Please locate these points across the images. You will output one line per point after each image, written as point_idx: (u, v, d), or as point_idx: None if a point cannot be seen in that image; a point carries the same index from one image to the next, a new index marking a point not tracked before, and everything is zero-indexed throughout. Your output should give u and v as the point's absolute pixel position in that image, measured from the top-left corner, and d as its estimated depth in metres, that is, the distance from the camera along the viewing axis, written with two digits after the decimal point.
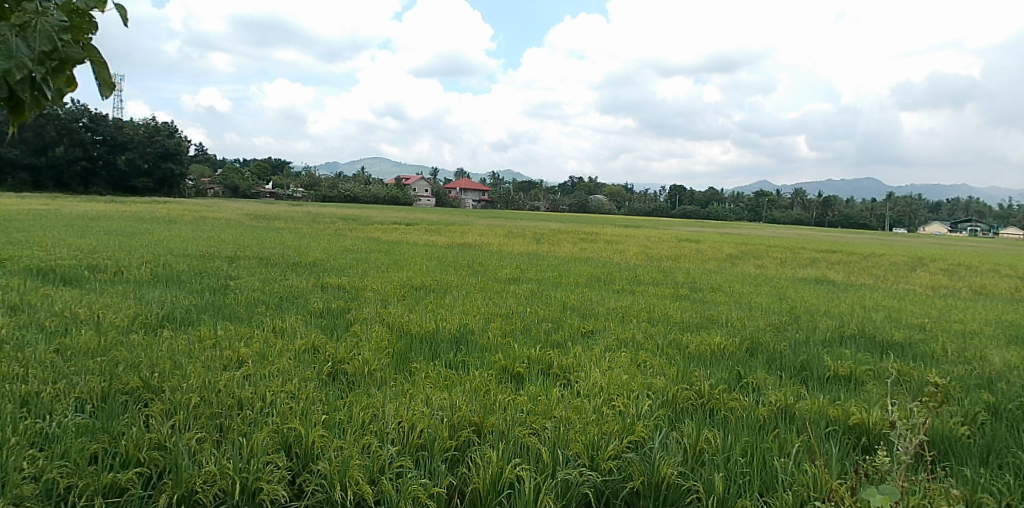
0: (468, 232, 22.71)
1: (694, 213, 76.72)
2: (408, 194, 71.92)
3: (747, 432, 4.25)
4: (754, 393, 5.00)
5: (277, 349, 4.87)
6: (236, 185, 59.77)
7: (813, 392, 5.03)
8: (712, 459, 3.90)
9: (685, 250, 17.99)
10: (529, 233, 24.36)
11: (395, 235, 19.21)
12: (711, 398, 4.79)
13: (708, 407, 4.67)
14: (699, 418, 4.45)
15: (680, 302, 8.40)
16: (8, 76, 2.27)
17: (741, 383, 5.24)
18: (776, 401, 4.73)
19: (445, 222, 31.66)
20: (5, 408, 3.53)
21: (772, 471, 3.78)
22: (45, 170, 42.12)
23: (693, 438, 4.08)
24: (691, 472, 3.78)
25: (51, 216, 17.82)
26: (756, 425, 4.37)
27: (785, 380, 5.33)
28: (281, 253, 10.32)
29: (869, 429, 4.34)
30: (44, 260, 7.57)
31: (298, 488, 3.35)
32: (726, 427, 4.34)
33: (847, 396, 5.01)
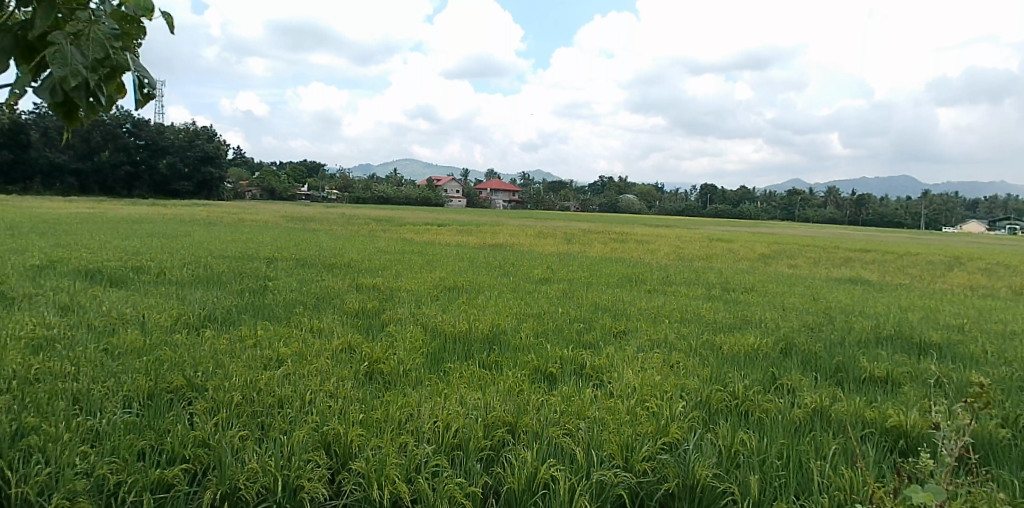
0: (499, 232, 22.90)
1: (725, 212, 75.77)
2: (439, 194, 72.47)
3: (783, 434, 4.20)
4: (789, 395, 4.93)
5: (315, 348, 4.93)
6: (270, 187, 61.05)
7: (850, 394, 4.95)
8: (747, 461, 3.86)
9: (716, 250, 17.78)
10: (557, 233, 24.25)
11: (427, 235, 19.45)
12: (745, 400, 4.74)
13: (743, 409, 4.62)
14: (733, 420, 4.40)
15: (713, 303, 8.30)
16: (64, 82, 2.35)
17: (775, 384, 5.17)
18: (812, 403, 4.65)
19: (477, 223, 31.78)
20: (57, 406, 3.63)
21: (809, 474, 3.74)
22: (91, 174, 43.55)
23: (728, 439, 4.04)
24: (726, 474, 3.74)
25: (103, 219, 18.67)
26: (792, 428, 4.31)
27: (821, 381, 5.25)
28: (316, 254, 10.49)
29: (908, 432, 4.25)
30: (93, 260, 7.84)
31: (337, 486, 3.40)
32: (761, 429, 4.29)
33: (885, 398, 4.90)
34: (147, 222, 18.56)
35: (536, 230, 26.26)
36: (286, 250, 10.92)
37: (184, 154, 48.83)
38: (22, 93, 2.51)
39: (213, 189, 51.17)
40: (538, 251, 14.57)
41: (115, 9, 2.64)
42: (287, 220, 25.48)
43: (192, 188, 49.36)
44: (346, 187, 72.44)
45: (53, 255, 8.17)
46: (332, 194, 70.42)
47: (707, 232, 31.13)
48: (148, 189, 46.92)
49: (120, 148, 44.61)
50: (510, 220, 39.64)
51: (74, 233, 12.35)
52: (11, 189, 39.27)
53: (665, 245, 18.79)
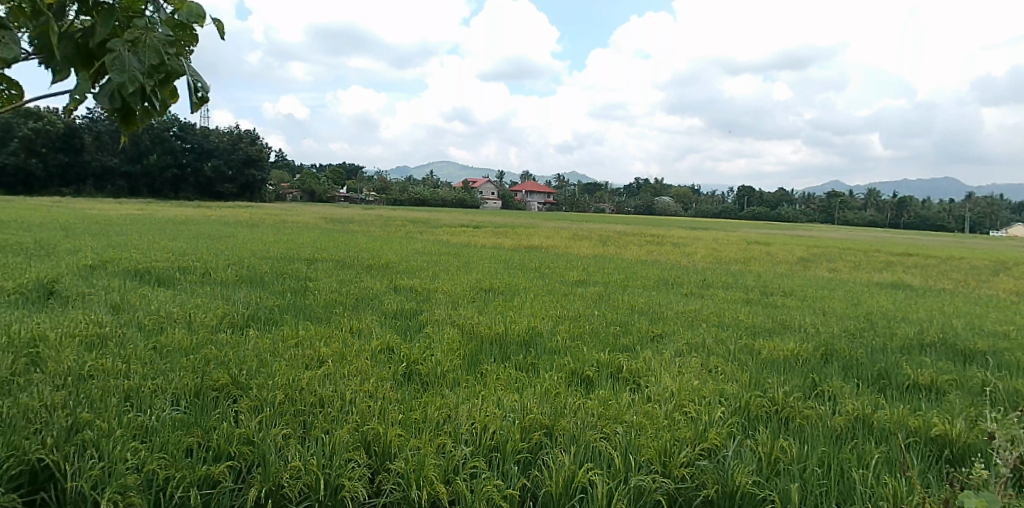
0: (535, 234, 22.90)
1: (760, 214, 74.52)
2: (476, 196, 74.26)
3: (824, 441, 4.10)
4: (830, 402, 4.81)
5: (354, 348, 4.98)
6: (313, 190, 62.17)
7: (893, 402, 4.80)
8: (787, 469, 3.78)
9: (754, 253, 17.46)
10: (592, 235, 24.14)
11: (463, 237, 19.57)
12: (785, 406, 4.64)
13: (783, 415, 4.53)
14: (773, 427, 4.31)
15: (751, 307, 8.14)
16: (122, 89, 2.44)
17: (815, 391, 5.05)
18: (853, 410, 4.53)
19: (512, 224, 31.79)
20: (110, 402, 3.74)
21: (851, 483, 3.65)
22: (141, 177, 44.95)
23: (768, 446, 3.96)
24: (767, 481, 3.67)
25: (153, 220, 19.21)
26: (833, 436, 4.21)
27: (863, 388, 5.11)
28: (353, 255, 10.60)
29: (954, 441, 4.11)
30: (142, 261, 8.05)
31: (377, 486, 3.43)
32: (801, 436, 4.19)
33: (929, 406, 4.75)
34: (193, 223, 19.05)
35: (575, 232, 26.83)
36: (326, 252, 11.06)
37: (230, 158, 49.92)
38: (83, 99, 2.60)
39: (251, 192, 52.21)
40: (572, 254, 14.49)
41: (169, 16, 2.71)
42: (324, 221, 25.85)
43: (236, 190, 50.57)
44: (384, 190, 73.33)
45: (104, 255, 8.41)
46: (369, 196, 71.53)
47: (744, 235, 30.73)
48: (195, 192, 48.23)
49: (167, 151, 45.89)
50: (544, 222, 39.61)
51: (124, 234, 12.71)
52: (64, 190, 40.64)
53: (701, 248, 18.53)
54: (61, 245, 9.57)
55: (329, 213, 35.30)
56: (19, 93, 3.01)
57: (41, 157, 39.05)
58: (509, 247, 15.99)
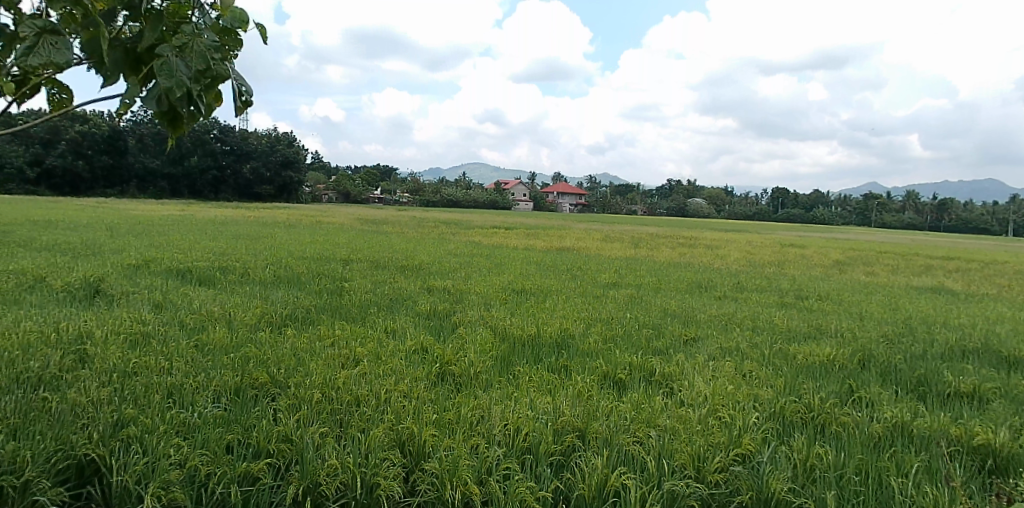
0: (566, 236, 22.85)
1: (794, 216, 73.22)
2: (507, 198, 74.32)
3: (862, 449, 4.01)
4: (868, 409, 4.71)
5: (389, 348, 5.03)
6: (347, 191, 62.89)
7: (932, 410, 4.67)
8: (823, 476, 3.71)
9: (788, 256, 17.16)
10: (623, 237, 23.97)
11: (495, 239, 19.59)
12: (821, 412, 4.55)
13: (819, 422, 4.44)
14: (808, 433, 4.23)
15: (787, 311, 8.01)
16: (170, 94, 2.50)
17: (852, 397, 4.94)
18: (892, 418, 4.42)
19: (543, 227, 31.74)
20: (153, 399, 3.83)
21: (889, 492, 3.57)
22: (181, 179, 46.03)
23: (803, 453, 3.89)
24: (802, 489, 3.61)
25: (192, 221, 19.65)
26: (870, 443, 4.12)
27: (901, 395, 4.99)
28: (387, 256, 10.70)
29: (997, 451, 3.99)
30: (184, 260, 8.23)
31: (412, 485, 3.46)
32: (838, 443, 4.11)
33: (970, 414, 4.61)
34: (231, 224, 19.45)
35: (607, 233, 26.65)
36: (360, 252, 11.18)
37: (268, 159, 50.54)
38: (133, 103, 2.67)
39: (286, 193, 53.08)
40: (603, 255, 14.43)
41: (215, 22, 2.77)
42: (358, 222, 26.15)
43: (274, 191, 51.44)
44: (418, 191, 73.87)
45: (147, 255, 8.62)
46: (401, 198, 72.30)
47: (778, 237, 30.24)
48: (234, 193, 49.25)
49: (207, 153, 46.98)
50: (574, 223, 39.48)
51: (166, 235, 13.03)
52: (109, 191, 41.86)
53: (734, 250, 18.27)
54: (107, 245, 9.85)
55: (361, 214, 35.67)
56: (70, 97, 3.11)
57: (86, 159, 40.27)
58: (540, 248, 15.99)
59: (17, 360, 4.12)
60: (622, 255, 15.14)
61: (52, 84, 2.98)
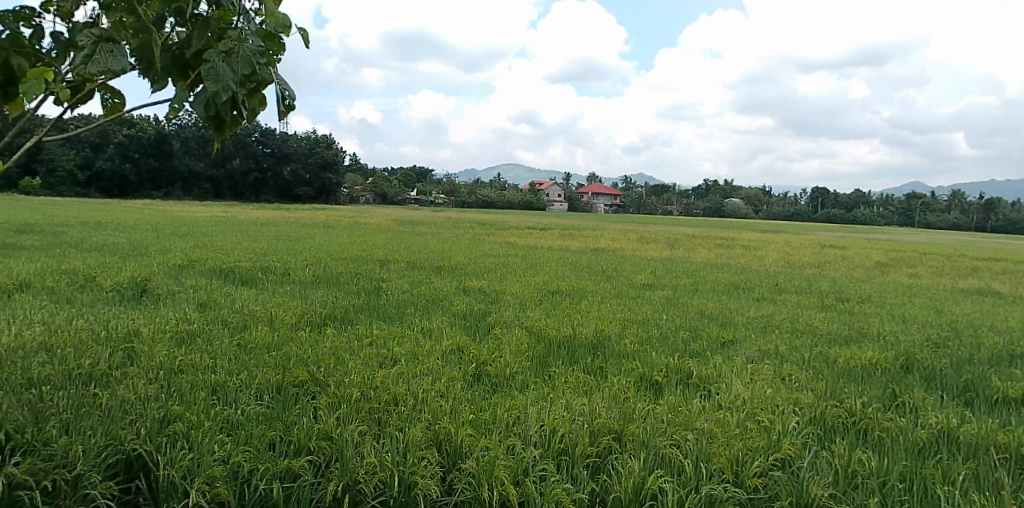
0: (600, 236, 22.72)
1: (833, 216, 71.61)
2: (542, 198, 74.29)
3: (906, 455, 3.91)
4: (912, 414, 4.57)
5: (426, 348, 5.07)
6: (385, 192, 63.65)
7: (980, 417, 4.52)
8: (866, 483, 3.62)
9: (828, 257, 16.78)
10: (659, 238, 23.73)
11: (530, 240, 19.59)
12: (864, 417, 4.44)
13: (861, 427, 4.33)
14: (850, 439, 4.13)
15: (828, 314, 7.84)
16: (217, 98, 2.56)
17: (896, 403, 4.81)
18: (937, 423, 4.29)
19: (577, 227, 31.64)
20: (198, 396, 3.92)
21: (935, 500, 3.46)
22: (224, 180, 47.19)
23: (845, 459, 3.81)
24: (843, 495, 3.53)
25: (235, 222, 20.14)
26: (915, 449, 4.00)
27: (947, 401, 4.83)
28: (424, 256, 10.79)
29: None
30: (227, 261, 8.42)
31: (449, 484, 3.48)
32: (881, 449, 4.00)
33: (1021, 422, 4.44)
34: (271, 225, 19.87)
35: (642, 234, 26.43)
36: (397, 253, 11.30)
37: (308, 161, 51.35)
38: (181, 108, 2.75)
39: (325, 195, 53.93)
40: (639, 256, 14.31)
41: (259, 28, 2.82)
42: (395, 223, 26.46)
43: (314, 193, 52.32)
44: (453, 193, 74.37)
45: (192, 255, 8.86)
46: (438, 199, 72.94)
47: (818, 238, 29.57)
48: (275, 194, 50.27)
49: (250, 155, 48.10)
50: (609, 224, 39.23)
51: (210, 235, 13.37)
52: (154, 194, 43.15)
53: (772, 251, 17.95)
54: (154, 245, 10.16)
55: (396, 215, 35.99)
56: (121, 102, 3.20)
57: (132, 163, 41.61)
58: (575, 249, 15.94)
59: (69, 357, 4.26)
60: (658, 255, 14.99)
61: (105, 90, 3.08)
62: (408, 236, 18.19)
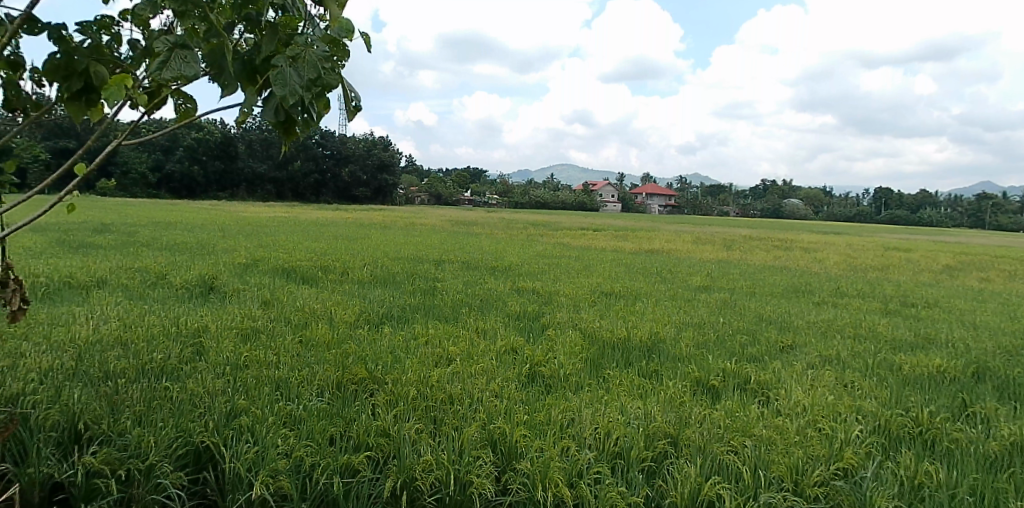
0: (654, 237, 22.41)
1: (895, 217, 68.79)
2: (593, 198, 73.87)
3: (977, 468, 3.72)
4: (983, 425, 4.36)
5: (481, 348, 5.11)
6: (439, 193, 64.47)
7: None
8: (933, 496, 3.47)
9: (891, 260, 16.13)
10: (714, 239, 23.25)
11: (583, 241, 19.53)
12: (931, 427, 4.25)
13: (928, 437, 4.15)
14: (917, 449, 3.96)
15: (892, 319, 7.54)
16: (285, 103, 2.62)
17: (966, 413, 4.59)
18: (1011, 436, 4.07)
19: (629, 227, 31.32)
20: (263, 391, 4.05)
21: None
22: (287, 182, 48.70)
23: (911, 470, 3.65)
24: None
25: (296, 223, 20.74)
26: (987, 463, 3.80)
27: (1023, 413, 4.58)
28: (478, 256, 10.87)
29: None
30: (289, 260, 8.67)
31: (504, 484, 3.49)
32: (949, 461, 3.83)
33: None
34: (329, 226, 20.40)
35: (697, 235, 25.97)
36: (452, 253, 11.41)
37: (366, 162, 52.39)
38: (251, 112, 2.83)
39: (383, 196, 54.93)
40: (694, 258, 14.08)
41: (324, 33, 2.87)
42: (449, 224, 26.78)
43: (370, 193, 53.38)
44: (508, 193, 74.86)
45: (256, 254, 9.15)
46: (492, 200, 73.48)
47: (881, 240, 28.46)
48: (334, 195, 51.53)
49: (311, 158, 49.49)
50: (662, 225, 38.67)
51: (273, 235, 13.81)
52: (220, 195, 44.86)
53: (832, 254, 17.37)
54: (219, 245, 10.54)
55: (451, 216, 36.40)
56: (194, 107, 3.32)
57: (195, 164, 43.32)
58: (628, 250, 15.77)
59: (143, 352, 4.46)
60: (714, 257, 14.70)
61: (178, 95, 3.20)
62: (461, 236, 18.36)
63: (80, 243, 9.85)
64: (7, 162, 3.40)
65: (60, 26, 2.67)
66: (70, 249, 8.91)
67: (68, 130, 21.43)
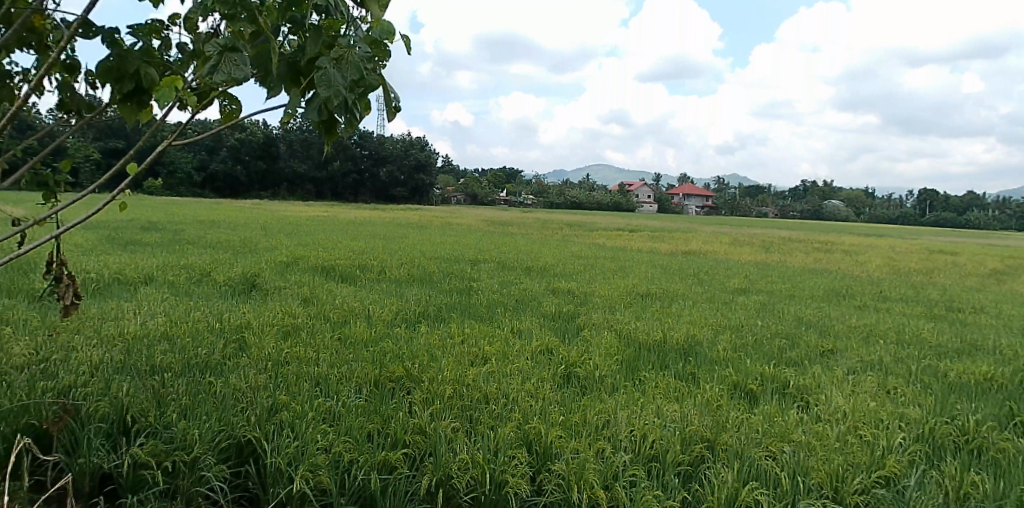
0: (691, 239, 22.13)
1: (940, 219, 66.67)
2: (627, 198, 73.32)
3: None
4: None
5: (516, 348, 5.12)
6: (475, 193, 64.77)
7: None
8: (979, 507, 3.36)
9: (938, 264, 15.62)
10: (752, 241, 22.86)
11: (619, 241, 19.43)
12: (977, 436, 4.12)
13: (974, 447, 4.02)
14: (963, 459, 3.84)
15: (938, 324, 7.31)
16: (329, 104, 2.66)
17: (1016, 423, 4.42)
18: None
19: (664, 228, 30.98)
20: (303, 387, 4.13)
21: None
22: (327, 182, 49.51)
23: (956, 480, 3.55)
24: None
25: (336, 221, 21.12)
26: None
27: None
28: (513, 257, 10.87)
29: None
30: (328, 259, 8.81)
31: (539, 485, 3.49)
32: (997, 471, 3.70)
33: None
34: (366, 224, 20.69)
35: (734, 237, 25.57)
36: (489, 253, 11.44)
37: (403, 163, 52.83)
38: (295, 113, 2.88)
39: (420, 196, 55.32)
40: (731, 259, 13.88)
41: (367, 35, 2.90)
42: (483, 223, 26.91)
43: (408, 193, 53.84)
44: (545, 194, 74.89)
45: (295, 253, 9.32)
46: (527, 200, 73.56)
47: (926, 243, 27.59)
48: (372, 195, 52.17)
49: (351, 159, 50.23)
50: (698, 226, 38.15)
51: (313, 234, 14.07)
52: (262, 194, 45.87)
53: (874, 257, 16.92)
54: (261, 243, 10.77)
55: (485, 216, 36.48)
56: (239, 107, 3.39)
57: (235, 163, 44.30)
58: (666, 251, 15.61)
59: (188, 346, 4.58)
60: (753, 259, 14.45)
61: (223, 97, 3.28)
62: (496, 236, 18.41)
63: (129, 240, 10.19)
64: (63, 162, 3.53)
65: (113, 30, 2.75)
66: (119, 246, 9.21)
67: (119, 131, 22.19)
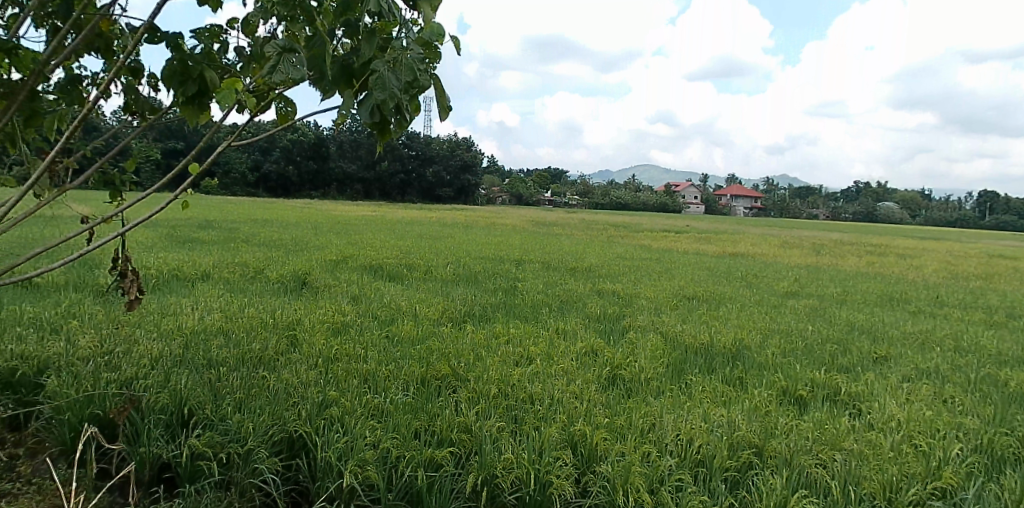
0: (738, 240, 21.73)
1: (1000, 222, 63.89)
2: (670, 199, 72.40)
3: None
4: None
5: (561, 348, 5.12)
6: (519, 194, 64.85)
7: None
8: None
9: (1000, 268, 14.96)
10: (801, 243, 22.32)
11: (664, 242, 19.21)
12: None
13: None
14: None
15: (999, 331, 7.02)
16: (384, 106, 2.70)
17: None
18: None
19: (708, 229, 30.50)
20: (352, 383, 4.21)
21: None
22: (376, 182, 50.22)
23: (1018, 494, 3.41)
24: None
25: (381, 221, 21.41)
26: None
27: None
28: (557, 257, 10.85)
29: None
30: (376, 258, 8.95)
31: (583, 486, 3.48)
32: None
33: None
34: (410, 224, 20.92)
35: (783, 239, 24.99)
36: (534, 253, 11.44)
37: (449, 163, 53.23)
38: (348, 114, 2.93)
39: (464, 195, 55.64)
40: (780, 262, 13.57)
41: (419, 36, 2.93)
42: (525, 223, 26.95)
43: (453, 193, 54.22)
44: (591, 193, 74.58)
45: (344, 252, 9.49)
46: (570, 200, 73.32)
47: (986, 247, 26.50)
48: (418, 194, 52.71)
49: (398, 159, 50.93)
50: (744, 228, 37.43)
51: (361, 233, 14.32)
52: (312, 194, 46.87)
53: (930, 261, 16.33)
54: (311, 241, 11.01)
55: (527, 215, 36.53)
56: (293, 110, 3.47)
57: (287, 164, 45.38)
58: (714, 253, 15.36)
59: (242, 342, 4.71)
60: (803, 262, 14.11)
61: (279, 99, 3.36)
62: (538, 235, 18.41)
63: (186, 238, 10.54)
64: (128, 163, 3.66)
65: (177, 34, 2.85)
66: (177, 244, 9.54)
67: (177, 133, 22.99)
